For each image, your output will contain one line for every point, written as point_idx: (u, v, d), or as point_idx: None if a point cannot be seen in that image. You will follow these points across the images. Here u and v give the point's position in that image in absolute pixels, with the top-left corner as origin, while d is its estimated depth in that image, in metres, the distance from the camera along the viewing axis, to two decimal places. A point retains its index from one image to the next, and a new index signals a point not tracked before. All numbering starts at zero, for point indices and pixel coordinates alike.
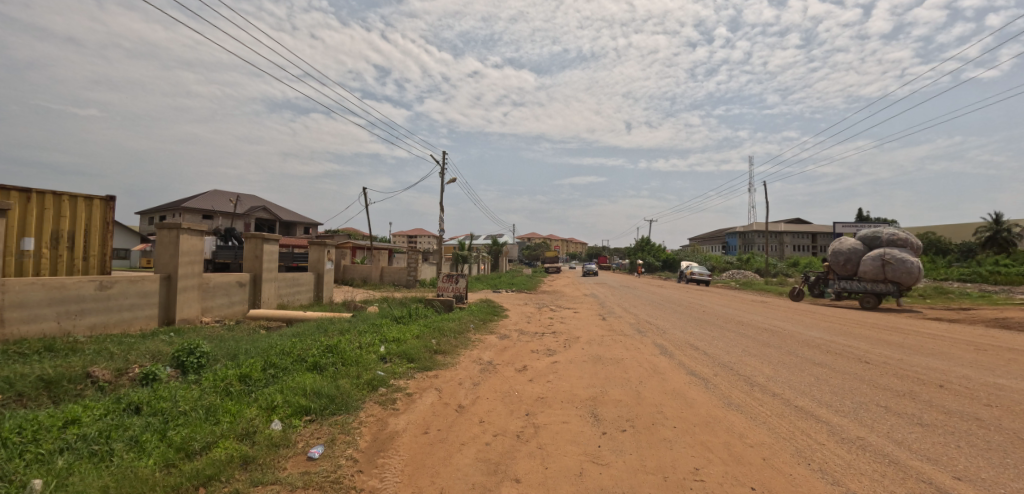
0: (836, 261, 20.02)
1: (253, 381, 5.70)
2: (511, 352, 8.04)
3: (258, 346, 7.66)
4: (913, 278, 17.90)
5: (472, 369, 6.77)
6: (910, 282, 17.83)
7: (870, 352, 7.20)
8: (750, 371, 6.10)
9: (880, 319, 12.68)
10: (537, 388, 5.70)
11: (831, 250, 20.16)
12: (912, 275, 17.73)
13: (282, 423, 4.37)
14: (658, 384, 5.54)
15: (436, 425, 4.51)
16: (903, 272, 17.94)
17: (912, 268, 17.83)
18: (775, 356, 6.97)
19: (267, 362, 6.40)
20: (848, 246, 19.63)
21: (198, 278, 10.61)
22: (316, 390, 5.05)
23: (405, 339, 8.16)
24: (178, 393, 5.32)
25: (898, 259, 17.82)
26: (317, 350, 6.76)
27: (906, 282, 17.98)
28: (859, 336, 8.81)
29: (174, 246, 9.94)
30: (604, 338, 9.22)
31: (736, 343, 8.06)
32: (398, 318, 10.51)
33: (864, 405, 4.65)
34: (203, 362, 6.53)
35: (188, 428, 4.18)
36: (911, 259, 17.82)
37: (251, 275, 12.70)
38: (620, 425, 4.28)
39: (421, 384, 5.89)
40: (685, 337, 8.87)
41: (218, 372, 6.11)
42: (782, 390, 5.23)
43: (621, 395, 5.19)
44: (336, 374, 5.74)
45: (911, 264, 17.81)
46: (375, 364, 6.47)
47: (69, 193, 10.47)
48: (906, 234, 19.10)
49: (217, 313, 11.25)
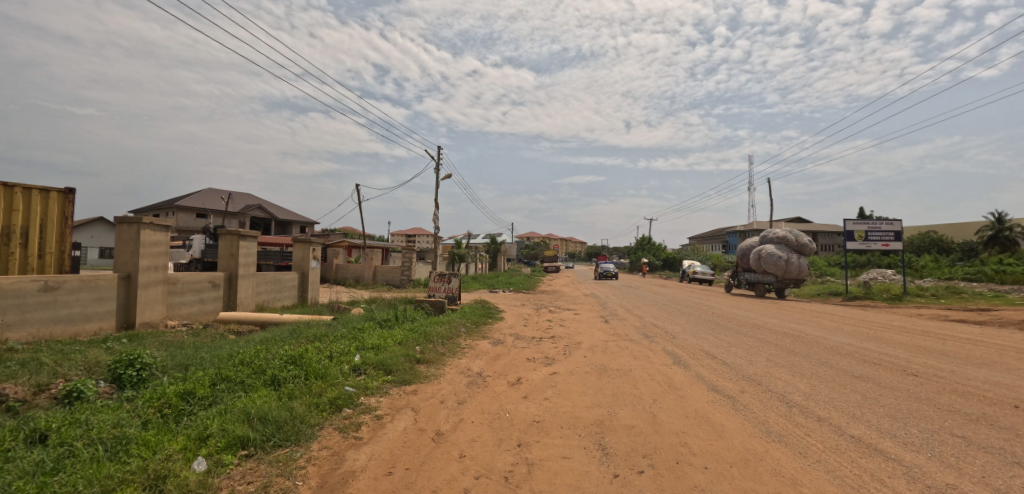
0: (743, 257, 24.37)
1: (195, 402, 4.80)
2: (504, 361, 7.13)
3: (216, 355, 6.72)
4: (793, 272, 21.38)
5: (458, 382, 5.87)
6: (784, 273, 21.57)
7: (913, 362, 6.32)
8: (783, 387, 5.21)
9: (904, 322, 11.77)
10: (532, 408, 4.79)
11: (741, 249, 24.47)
12: (783, 268, 21.46)
13: (209, 461, 3.47)
14: (677, 404, 4.64)
15: (405, 460, 3.60)
16: (778, 265, 21.58)
17: (786, 263, 21.58)
18: (806, 367, 6.09)
19: (219, 376, 5.49)
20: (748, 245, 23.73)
21: (161, 277, 9.68)
22: (263, 414, 4.16)
23: (386, 346, 7.25)
24: (99, 416, 4.41)
25: (771, 254, 21.84)
26: (279, 361, 5.85)
27: (783, 274, 21.57)
28: (895, 342, 7.88)
29: (134, 242, 9.01)
30: (608, 344, 8.33)
31: (757, 351, 7.18)
32: (381, 323, 9.60)
33: (937, 437, 3.77)
34: (144, 375, 5.62)
35: (83, 467, 3.28)
36: (785, 255, 21.47)
37: (226, 273, 11.79)
38: (636, 464, 3.38)
39: (396, 403, 4.97)
40: (698, 343, 7.96)
41: (158, 388, 5.20)
42: (829, 413, 4.32)
43: (633, 419, 4.29)
44: (294, 392, 4.85)
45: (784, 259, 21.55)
46: (345, 378, 5.57)
47: (23, 184, 9.52)
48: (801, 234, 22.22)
49: (185, 315, 10.33)
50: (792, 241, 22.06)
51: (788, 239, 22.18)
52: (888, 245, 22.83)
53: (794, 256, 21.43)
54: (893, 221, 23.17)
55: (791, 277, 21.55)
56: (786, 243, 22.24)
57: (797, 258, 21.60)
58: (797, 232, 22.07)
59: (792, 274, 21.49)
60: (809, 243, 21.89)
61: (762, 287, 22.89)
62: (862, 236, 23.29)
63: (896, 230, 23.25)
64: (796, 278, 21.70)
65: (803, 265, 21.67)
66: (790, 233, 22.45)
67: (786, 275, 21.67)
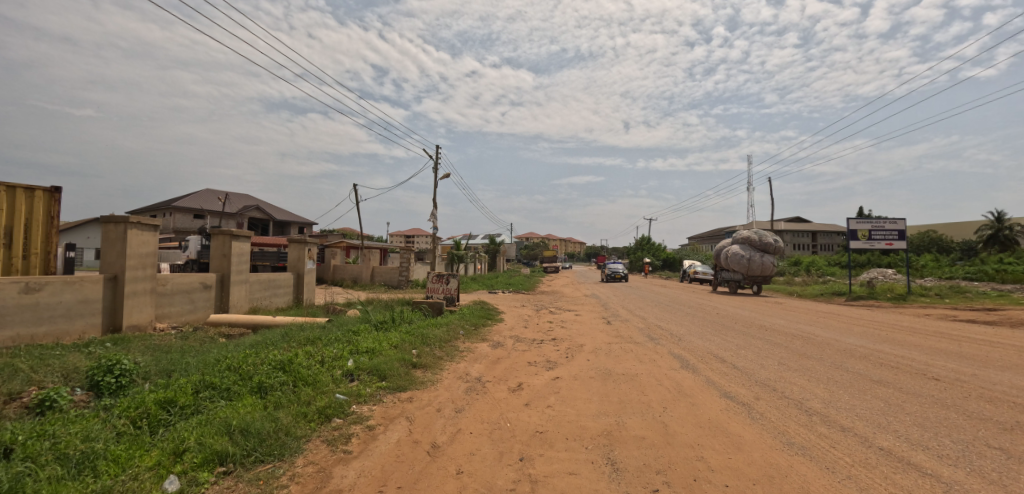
0: (718, 257, 26.07)
1: (176, 412, 4.51)
2: (504, 365, 6.84)
3: (202, 360, 6.42)
4: (756, 270, 23.25)
5: (456, 388, 5.59)
6: (750, 271, 23.23)
7: (933, 365, 6.05)
8: (800, 393, 4.92)
9: (913, 322, 11.49)
10: (534, 417, 4.51)
11: (717, 250, 26.20)
12: (746, 267, 23.42)
13: (184, 479, 3.18)
14: (689, 413, 4.36)
15: (398, 477, 3.30)
16: (743, 264, 23.33)
17: (749, 261, 23.57)
18: (821, 371, 5.81)
19: (203, 383, 5.20)
20: (720, 247, 25.53)
21: (150, 279, 9.37)
22: (244, 426, 3.86)
23: (381, 350, 6.96)
24: (70, 428, 4.11)
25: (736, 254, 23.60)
26: (267, 367, 5.55)
27: (749, 271, 23.26)
28: (909, 344, 7.62)
29: (121, 242, 8.69)
30: (612, 346, 8.02)
31: (768, 354, 6.89)
32: (378, 325, 9.29)
33: (974, 449, 3.50)
34: (124, 382, 5.32)
35: (42, 486, 2.98)
36: (749, 254, 23.21)
37: (218, 274, 11.48)
38: (650, 481, 3.09)
39: (389, 412, 4.67)
40: (706, 346, 7.67)
41: (137, 396, 4.90)
42: (853, 422, 4.05)
43: (643, 430, 4.01)
44: (281, 401, 4.56)
45: (748, 258, 23.49)
46: (336, 384, 5.28)
47: (7, 183, 9.19)
48: (768, 233, 23.93)
49: (175, 318, 10.02)
50: (757, 241, 23.75)
51: (753, 238, 23.92)
52: (893, 243, 22.58)
53: (757, 255, 23.27)
54: (897, 221, 22.90)
55: (755, 273, 23.24)
56: (752, 243, 24.16)
57: (762, 257, 23.39)
58: (761, 232, 23.74)
59: (755, 271, 23.35)
60: (773, 242, 23.45)
61: (735, 285, 24.45)
62: (864, 236, 23.05)
63: (899, 229, 22.95)
64: (762, 274, 23.32)
65: (768, 262, 23.35)
66: (756, 233, 24.09)
67: (752, 272, 23.32)
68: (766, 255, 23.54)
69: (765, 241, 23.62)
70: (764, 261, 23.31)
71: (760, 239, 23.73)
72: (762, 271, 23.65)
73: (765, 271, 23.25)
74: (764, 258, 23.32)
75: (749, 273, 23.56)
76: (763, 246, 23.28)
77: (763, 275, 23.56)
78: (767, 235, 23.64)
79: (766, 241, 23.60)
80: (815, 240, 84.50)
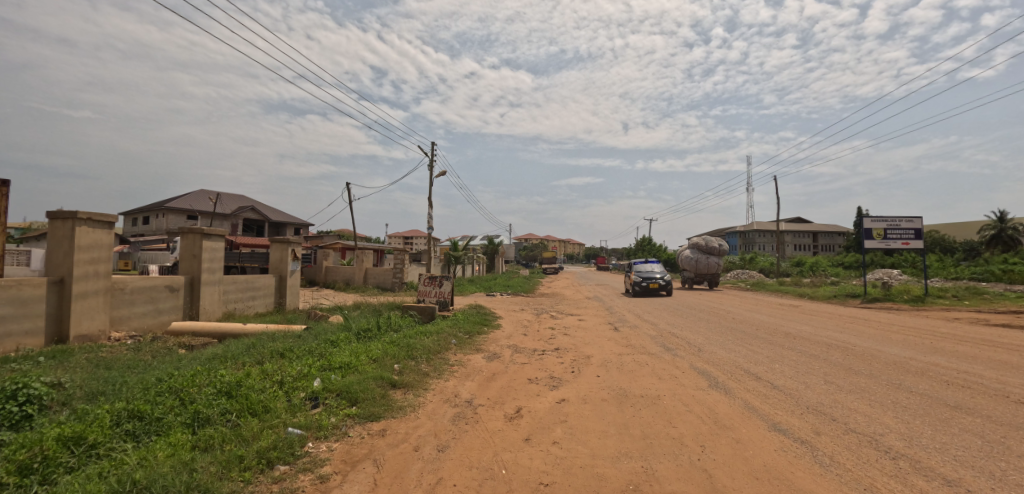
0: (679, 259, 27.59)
1: (80, 454, 3.51)
2: (500, 384, 5.84)
3: (143, 379, 5.41)
4: (702, 268, 24.73)
5: (442, 415, 4.62)
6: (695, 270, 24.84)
7: (1009, 384, 5.09)
8: (867, 425, 3.95)
9: (948, 327, 10.52)
10: (537, 461, 3.50)
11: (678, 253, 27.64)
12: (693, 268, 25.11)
13: None
14: (739, 457, 3.38)
15: None
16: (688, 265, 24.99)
17: (698, 262, 25.25)
18: (882, 393, 4.83)
19: (127, 411, 4.20)
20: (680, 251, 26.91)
21: (105, 281, 8.38)
22: (148, 482, 2.86)
23: (356, 366, 5.95)
24: None
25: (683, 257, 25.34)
26: (210, 390, 4.56)
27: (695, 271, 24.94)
28: (966, 356, 6.64)
29: (69, 242, 7.72)
30: (624, 360, 7.04)
31: (807, 369, 5.92)
32: (360, 334, 8.31)
33: None
34: (33, 411, 4.31)
35: None
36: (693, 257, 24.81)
37: (188, 277, 10.49)
38: None
39: (352, 452, 3.67)
40: (733, 359, 6.66)
41: (34, 431, 3.86)
42: (960, 473, 3.09)
43: (681, 483, 3.03)
44: (213, 442, 3.59)
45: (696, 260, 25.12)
46: (289, 413, 4.29)
47: None
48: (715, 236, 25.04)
49: (134, 326, 9.01)
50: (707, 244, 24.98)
51: (700, 242, 25.28)
52: (908, 243, 21.56)
53: (703, 257, 24.79)
54: (913, 220, 21.94)
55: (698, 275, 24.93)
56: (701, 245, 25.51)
57: (709, 258, 24.83)
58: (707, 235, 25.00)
59: (704, 271, 25.05)
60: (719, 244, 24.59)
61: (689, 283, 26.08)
62: (879, 236, 21.98)
63: (915, 228, 22.03)
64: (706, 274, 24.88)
65: (713, 264, 24.77)
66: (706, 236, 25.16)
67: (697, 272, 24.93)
68: (714, 256, 24.91)
69: (712, 243, 24.84)
70: (710, 262, 24.81)
71: (706, 242, 25.09)
72: (711, 270, 24.99)
73: (710, 270, 24.66)
74: (710, 259, 24.83)
75: (699, 273, 25.33)
76: (706, 247, 24.63)
77: (713, 273, 25.14)
78: (714, 239, 24.82)
79: (711, 243, 24.85)
80: (815, 241, 83.70)
